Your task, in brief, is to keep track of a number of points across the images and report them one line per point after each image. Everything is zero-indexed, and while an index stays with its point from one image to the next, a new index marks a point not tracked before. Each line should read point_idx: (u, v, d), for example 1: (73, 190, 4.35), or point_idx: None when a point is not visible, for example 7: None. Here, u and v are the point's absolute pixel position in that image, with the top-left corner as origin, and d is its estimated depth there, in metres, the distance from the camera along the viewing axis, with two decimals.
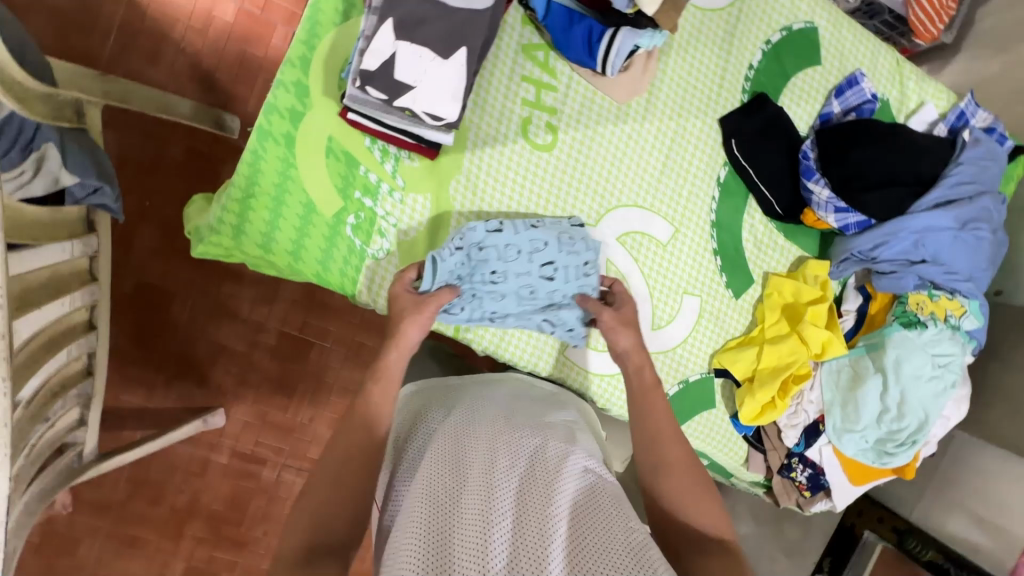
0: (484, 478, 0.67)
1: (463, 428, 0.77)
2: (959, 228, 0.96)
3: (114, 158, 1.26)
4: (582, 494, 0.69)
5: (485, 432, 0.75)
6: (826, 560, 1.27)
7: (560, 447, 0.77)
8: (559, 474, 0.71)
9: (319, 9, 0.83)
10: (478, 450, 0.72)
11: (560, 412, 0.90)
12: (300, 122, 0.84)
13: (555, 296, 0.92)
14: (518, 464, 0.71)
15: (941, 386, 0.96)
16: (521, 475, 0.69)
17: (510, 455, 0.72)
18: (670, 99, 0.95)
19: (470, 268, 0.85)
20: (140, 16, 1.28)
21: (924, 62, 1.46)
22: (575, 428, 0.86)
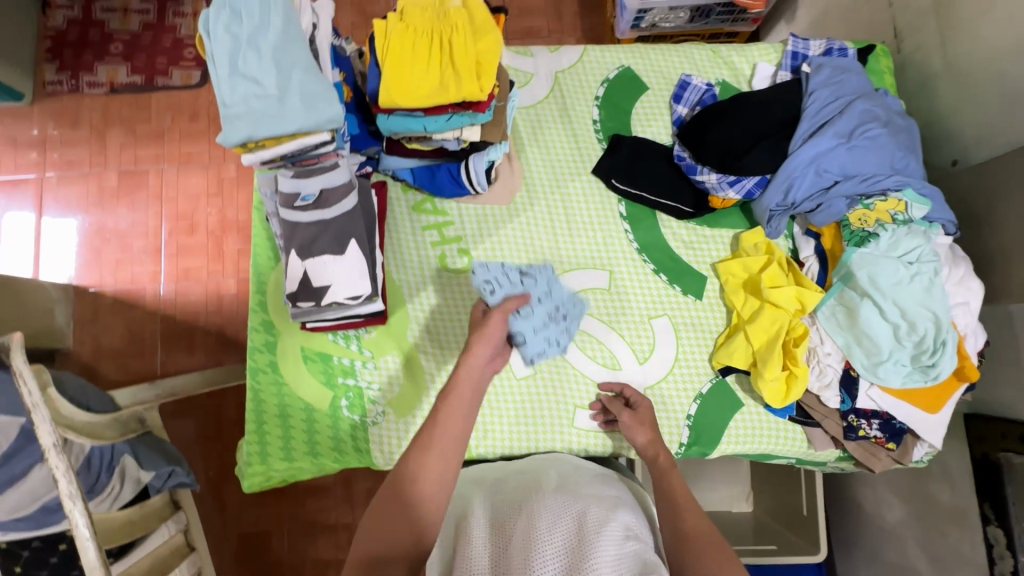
0: (522, 554, 0.63)
1: (502, 502, 0.75)
2: (846, 140, 1.01)
3: (188, 439, 1.50)
4: (630, 562, 0.63)
5: (520, 506, 0.71)
6: (986, 505, 1.10)
7: (601, 509, 0.71)
8: (602, 537, 0.65)
9: (258, 262, 1.05)
10: (520, 519, 0.69)
11: (606, 486, 0.84)
12: (276, 348, 1.03)
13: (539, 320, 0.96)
14: (558, 527, 0.67)
15: (929, 280, 0.93)
16: (562, 545, 0.64)
17: (549, 522, 0.67)
18: (545, 179, 1.10)
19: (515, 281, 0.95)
20: (173, 323, 1.61)
21: (785, 20, 1.61)
22: (623, 499, 0.80)
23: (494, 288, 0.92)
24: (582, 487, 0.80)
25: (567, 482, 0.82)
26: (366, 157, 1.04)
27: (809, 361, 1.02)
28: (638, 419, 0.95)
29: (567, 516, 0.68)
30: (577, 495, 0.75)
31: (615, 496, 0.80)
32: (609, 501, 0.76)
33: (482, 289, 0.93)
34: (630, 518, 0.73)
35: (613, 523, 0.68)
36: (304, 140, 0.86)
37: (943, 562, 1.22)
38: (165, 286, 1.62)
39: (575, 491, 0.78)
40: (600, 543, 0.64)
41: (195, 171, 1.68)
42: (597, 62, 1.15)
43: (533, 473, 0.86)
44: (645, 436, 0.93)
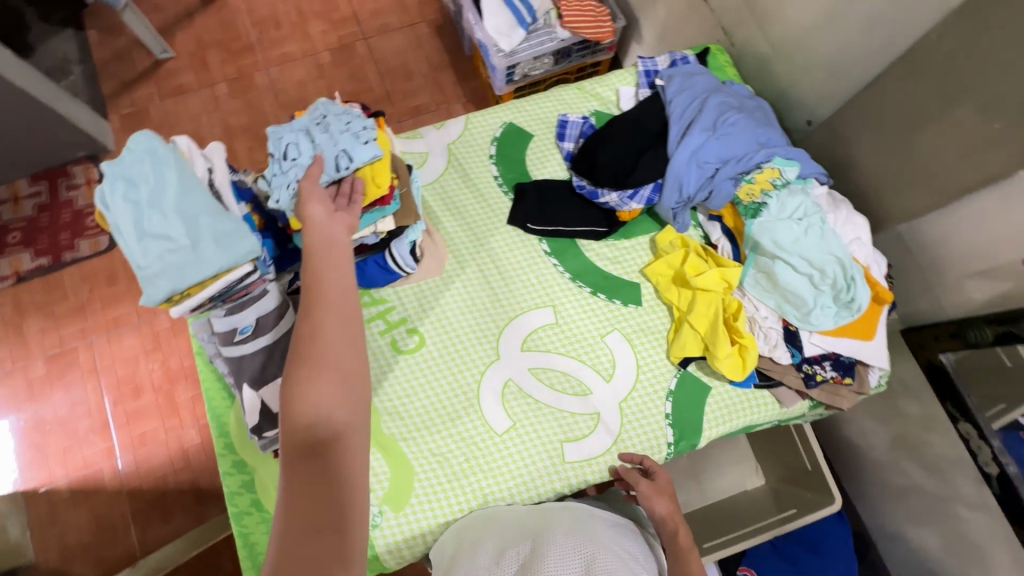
0: None
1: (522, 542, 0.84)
2: (712, 131, 1.13)
3: None
4: None
5: (535, 545, 0.81)
6: (949, 405, 1.20)
7: (609, 552, 0.79)
8: None
9: (214, 405, 1.04)
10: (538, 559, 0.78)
11: (622, 531, 0.89)
12: (254, 485, 1.01)
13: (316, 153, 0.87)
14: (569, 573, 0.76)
15: (822, 228, 1.04)
16: None
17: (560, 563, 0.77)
18: (467, 241, 1.16)
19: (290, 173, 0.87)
20: (141, 494, 1.52)
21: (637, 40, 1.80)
22: (634, 543, 0.88)
23: (297, 180, 0.86)
24: (597, 530, 0.87)
25: (585, 522, 0.89)
26: (292, 273, 1.06)
27: (751, 329, 1.09)
28: (656, 488, 0.97)
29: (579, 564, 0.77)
30: (595, 539, 0.83)
31: (630, 545, 0.86)
32: (620, 548, 0.83)
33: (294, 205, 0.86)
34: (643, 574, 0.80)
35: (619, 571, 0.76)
36: (227, 277, 0.88)
37: (938, 469, 1.30)
38: (123, 459, 1.54)
39: (592, 532, 0.85)
40: None
41: (127, 333, 1.64)
42: (482, 126, 1.25)
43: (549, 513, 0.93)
44: (665, 506, 0.95)
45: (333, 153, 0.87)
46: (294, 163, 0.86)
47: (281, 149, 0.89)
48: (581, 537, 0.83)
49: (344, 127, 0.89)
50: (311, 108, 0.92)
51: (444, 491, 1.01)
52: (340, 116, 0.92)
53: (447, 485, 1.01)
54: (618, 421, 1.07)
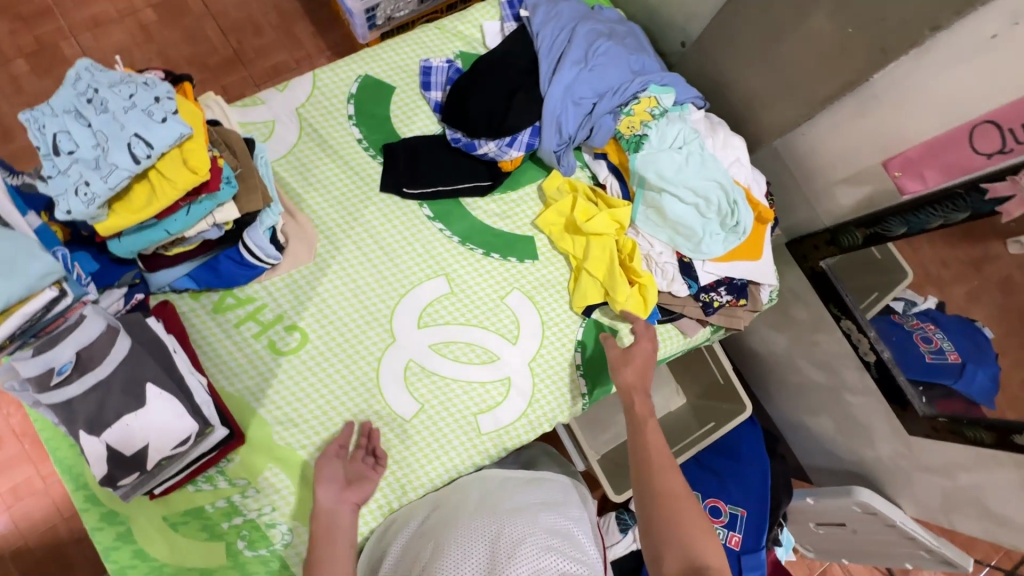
0: None
1: (425, 541, 0.83)
2: (584, 64, 1.06)
3: None
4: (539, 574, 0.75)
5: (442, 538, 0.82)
6: (833, 306, 1.27)
7: (515, 526, 0.81)
8: (515, 560, 0.76)
9: (61, 456, 0.88)
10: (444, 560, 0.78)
11: (535, 488, 0.92)
12: (134, 534, 0.89)
13: (97, 135, 0.70)
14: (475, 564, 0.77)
15: (702, 155, 1.02)
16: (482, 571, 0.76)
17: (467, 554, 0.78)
18: (338, 218, 1.03)
19: (72, 171, 0.69)
20: (27, 555, 1.32)
21: None
22: (549, 500, 0.90)
23: (88, 182, 0.68)
24: (503, 499, 0.88)
25: (488, 493, 0.90)
26: (126, 286, 0.90)
27: (648, 267, 1.08)
28: (626, 359, 0.99)
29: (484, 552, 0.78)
30: (499, 514, 0.84)
31: (539, 501, 0.89)
32: (528, 512, 0.85)
33: (88, 204, 0.68)
34: (551, 527, 0.83)
35: (526, 541, 0.78)
36: (24, 309, 0.71)
37: (827, 364, 1.41)
38: None
39: (496, 505, 0.86)
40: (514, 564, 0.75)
41: None
42: (333, 83, 1.09)
43: (459, 492, 0.92)
44: (629, 374, 0.98)
45: (116, 128, 0.69)
46: (74, 159, 0.69)
47: (51, 144, 0.70)
48: (482, 516, 0.84)
49: (126, 102, 0.71)
50: (71, 85, 0.73)
51: None
52: (117, 87, 0.74)
53: None
54: (530, 382, 1.03)
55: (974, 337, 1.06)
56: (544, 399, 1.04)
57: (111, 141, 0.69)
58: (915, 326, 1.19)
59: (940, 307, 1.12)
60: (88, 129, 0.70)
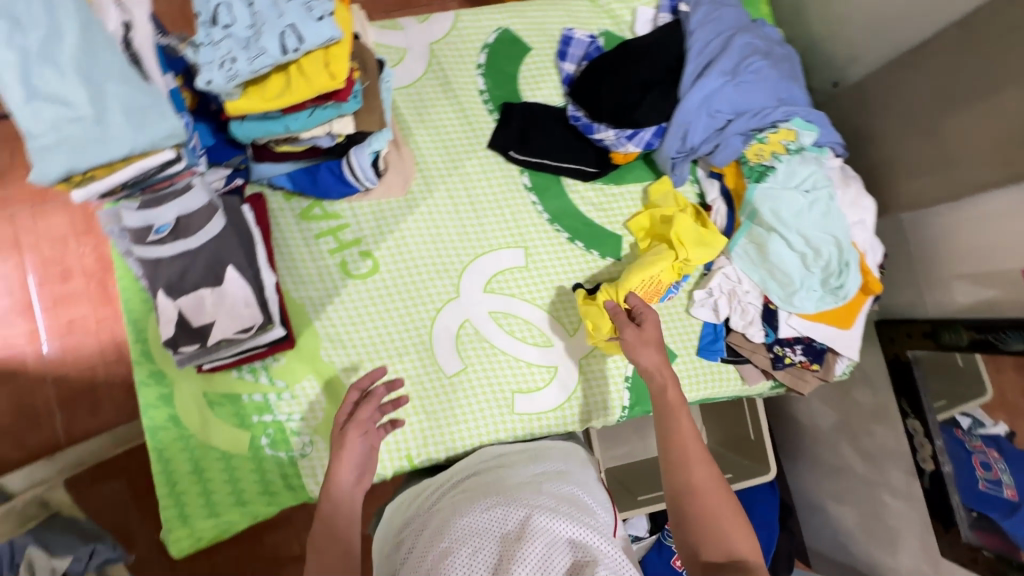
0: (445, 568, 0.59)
1: (421, 527, 0.70)
2: (732, 77, 1.00)
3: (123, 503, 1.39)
4: (557, 546, 0.60)
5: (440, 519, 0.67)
6: (904, 401, 1.19)
7: (520, 498, 0.66)
8: (525, 534, 0.60)
9: (131, 308, 0.92)
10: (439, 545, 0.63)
11: (536, 467, 0.81)
12: (174, 399, 0.92)
13: (254, 16, 0.70)
14: (481, 549, 0.61)
15: (825, 205, 0.95)
16: (489, 554, 0.60)
17: (469, 531, 0.63)
18: (439, 161, 1.02)
19: (223, 44, 0.70)
20: (67, 384, 1.42)
21: None
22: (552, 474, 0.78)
23: (235, 59, 0.69)
24: (509, 477, 0.76)
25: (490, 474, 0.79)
26: (230, 169, 0.92)
27: (730, 302, 1.03)
28: (643, 338, 0.85)
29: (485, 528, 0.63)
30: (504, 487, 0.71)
31: (546, 474, 0.77)
32: (532, 485, 0.72)
33: (228, 80, 0.69)
34: (563, 496, 0.70)
35: (537, 510, 0.64)
36: (142, 162, 0.74)
37: (873, 457, 1.32)
38: (48, 345, 1.42)
39: (500, 483, 0.74)
40: (524, 538, 0.60)
41: (55, 210, 1.46)
42: (473, 28, 1.07)
43: (467, 479, 0.80)
44: (651, 357, 0.84)
45: (275, 13, 0.70)
46: (227, 34, 0.70)
47: (210, 13, 0.71)
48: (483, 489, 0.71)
49: None
50: None
51: None
52: None
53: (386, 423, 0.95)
54: (575, 378, 1.02)
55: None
56: (582, 400, 1.01)
57: (267, 25, 0.69)
58: (977, 447, 1.09)
59: (1008, 437, 1.01)
60: (248, 8, 0.71)
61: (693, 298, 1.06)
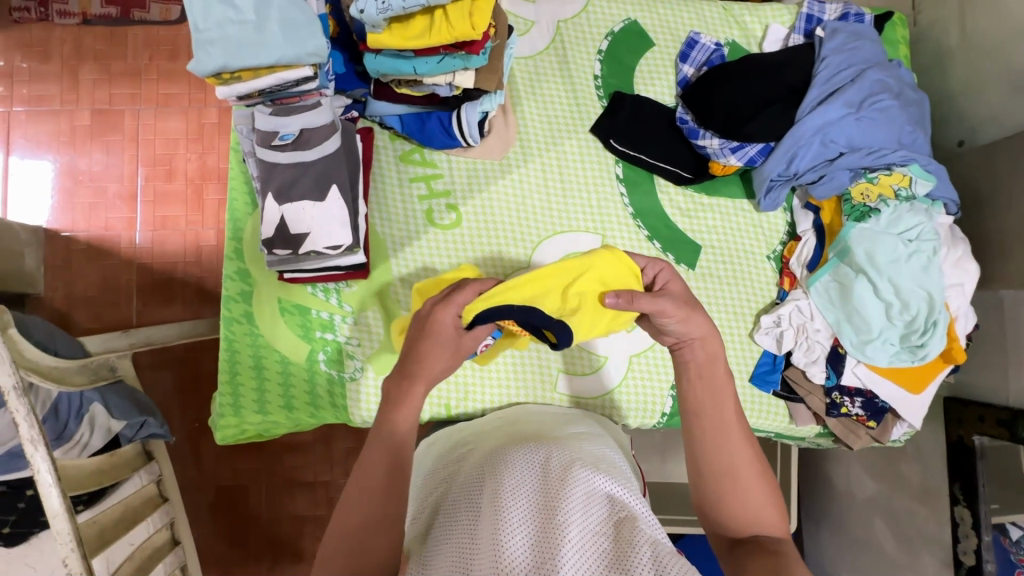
0: (490, 490, 0.63)
1: (467, 462, 0.74)
2: (855, 110, 0.97)
3: (172, 391, 1.51)
4: (593, 495, 0.63)
5: (487, 456, 0.71)
6: (956, 486, 1.11)
7: (564, 451, 0.70)
8: (569, 480, 0.63)
9: (234, 208, 1.00)
10: (486, 476, 0.67)
11: (575, 428, 0.84)
12: (252, 298, 0.99)
13: None
14: (526, 483, 0.64)
15: (925, 260, 0.91)
16: (531, 489, 0.63)
17: (515, 468, 0.67)
18: (540, 135, 1.05)
19: None
20: (150, 273, 1.55)
21: None
22: (589, 437, 0.81)
23: None
24: (547, 431, 0.80)
25: (527, 428, 0.82)
26: (351, 99, 0.98)
27: (798, 337, 1.00)
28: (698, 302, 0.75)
29: (530, 468, 0.66)
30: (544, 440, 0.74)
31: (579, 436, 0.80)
32: (575, 444, 0.75)
33: (380, 11, 0.74)
34: (597, 458, 0.73)
35: (577, 463, 0.67)
36: (283, 74, 0.80)
37: (908, 539, 1.25)
38: (142, 235, 1.55)
39: (539, 435, 0.77)
40: (566, 481, 0.63)
41: (175, 115, 1.59)
42: (602, 14, 1.09)
43: (502, 430, 0.83)
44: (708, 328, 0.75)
45: None
46: None
47: None
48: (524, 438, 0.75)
49: None
50: None
51: None
52: None
53: None
54: (622, 373, 1.02)
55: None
56: (624, 395, 1.02)
57: None
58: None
59: None
60: None
61: (758, 324, 1.03)
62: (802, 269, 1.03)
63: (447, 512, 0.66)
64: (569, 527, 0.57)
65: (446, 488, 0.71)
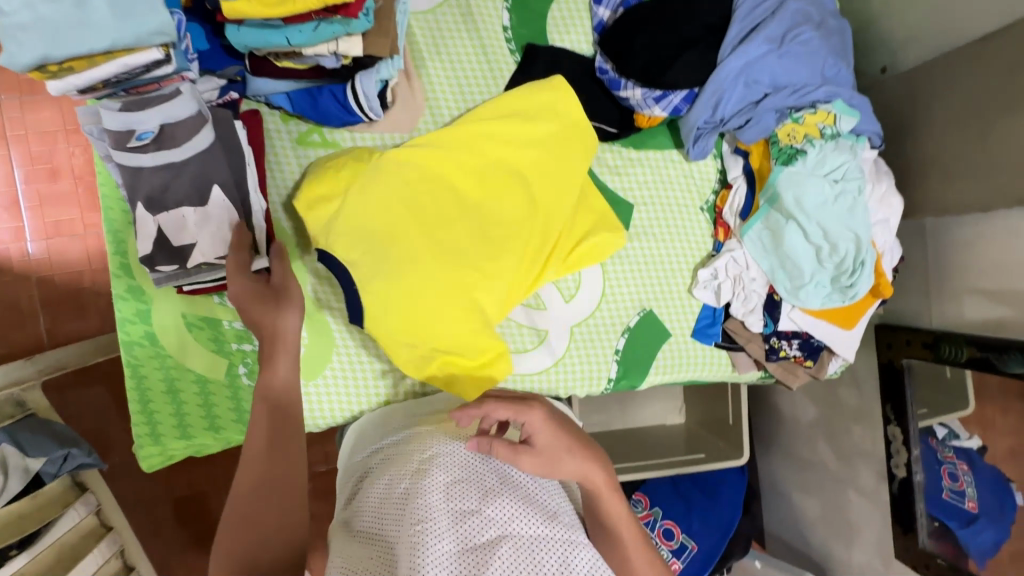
0: (424, 486, 0.60)
1: (402, 451, 0.70)
2: (778, 46, 0.91)
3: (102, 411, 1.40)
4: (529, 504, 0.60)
5: (423, 449, 0.68)
6: (888, 408, 1.18)
7: (510, 449, 0.68)
8: (506, 487, 0.61)
9: (110, 219, 0.87)
10: (421, 470, 0.64)
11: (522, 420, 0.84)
12: (151, 317, 0.88)
13: None
14: (459, 478, 0.61)
15: (852, 199, 0.90)
16: (466, 486, 0.60)
17: (452, 465, 0.63)
18: (451, 99, 0.96)
19: None
20: (53, 286, 1.38)
21: None
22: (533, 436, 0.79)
23: None
24: (487, 423, 0.77)
25: (465, 415, 0.78)
26: (224, 80, 0.85)
27: (734, 289, 1.00)
28: None
29: (468, 465, 0.63)
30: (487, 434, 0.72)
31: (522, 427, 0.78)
32: (516, 441, 0.73)
33: None
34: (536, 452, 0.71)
35: (515, 470, 0.65)
36: (126, 60, 0.68)
37: (847, 455, 1.33)
38: (35, 245, 1.37)
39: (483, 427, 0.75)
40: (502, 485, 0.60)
41: (44, 101, 1.37)
42: None
43: (442, 416, 0.81)
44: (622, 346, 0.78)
45: None
46: None
47: None
48: (460, 427, 0.71)
49: None
50: None
51: (364, 373, 0.95)
52: None
53: (374, 367, 0.95)
54: (565, 345, 0.99)
55: (1002, 499, 1.06)
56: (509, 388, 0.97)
57: None
58: (947, 458, 1.15)
59: (980, 452, 1.09)
60: None
61: (696, 278, 1.02)
62: (735, 218, 1.01)
63: (372, 497, 0.63)
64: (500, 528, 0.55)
65: (377, 475, 0.67)
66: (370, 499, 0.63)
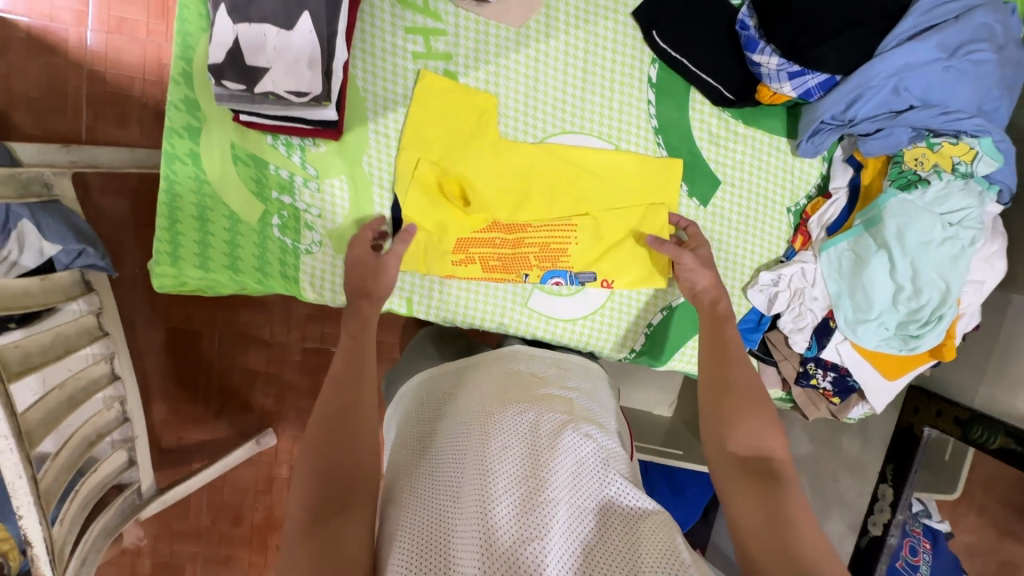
0: (476, 466, 0.57)
1: (446, 414, 0.67)
2: (947, 57, 0.80)
3: (123, 223, 1.37)
4: (583, 478, 0.58)
5: (466, 413, 0.65)
6: (888, 467, 1.14)
7: (557, 414, 0.64)
8: (557, 455, 0.58)
9: (185, 20, 0.81)
10: (469, 439, 0.60)
11: (572, 376, 0.78)
12: (200, 137, 0.84)
13: None
14: (510, 451, 0.58)
15: (958, 248, 0.83)
16: (517, 461, 0.57)
17: (501, 436, 0.60)
18: (574, 3, 0.87)
19: None
20: (102, 83, 1.30)
21: None
22: (583, 393, 0.75)
23: None
24: (536, 380, 0.73)
25: (513, 373, 0.74)
26: None
27: (792, 301, 0.93)
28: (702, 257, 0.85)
29: (518, 435, 0.60)
30: (533, 395, 0.68)
31: (566, 388, 0.73)
32: (564, 400, 0.69)
33: None
34: (585, 419, 0.68)
35: (568, 435, 0.61)
36: None
37: (824, 500, 1.30)
38: (93, 36, 1.29)
39: (529, 384, 0.71)
40: (557, 462, 0.57)
41: None
42: None
43: (491, 361, 0.77)
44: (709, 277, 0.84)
45: None
46: None
47: None
48: (506, 394, 0.67)
49: None
50: None
51: None
52: None
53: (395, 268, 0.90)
54: (601, 300, 0.95)
55: None
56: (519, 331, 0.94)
57: None
58: (914, 532, 1.11)
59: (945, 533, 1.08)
60: None
61: (755, 279, 0.96)
62: (820, 230, 0.94)
63: (424, 471, 0.61)
64: (558, 510, 0.54)
65: (424, 442, 0.65)
66: (420, 472, 0.61)
